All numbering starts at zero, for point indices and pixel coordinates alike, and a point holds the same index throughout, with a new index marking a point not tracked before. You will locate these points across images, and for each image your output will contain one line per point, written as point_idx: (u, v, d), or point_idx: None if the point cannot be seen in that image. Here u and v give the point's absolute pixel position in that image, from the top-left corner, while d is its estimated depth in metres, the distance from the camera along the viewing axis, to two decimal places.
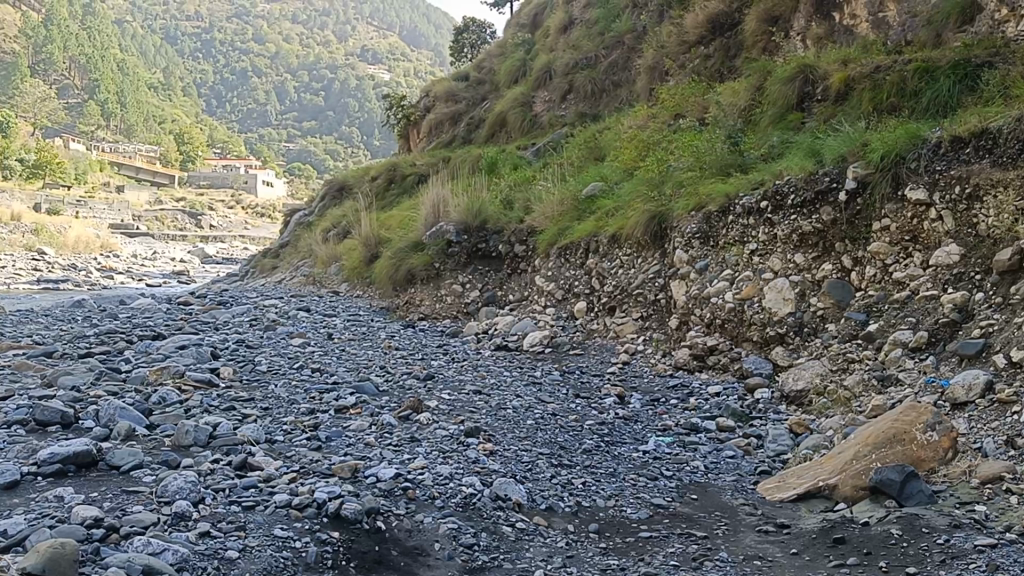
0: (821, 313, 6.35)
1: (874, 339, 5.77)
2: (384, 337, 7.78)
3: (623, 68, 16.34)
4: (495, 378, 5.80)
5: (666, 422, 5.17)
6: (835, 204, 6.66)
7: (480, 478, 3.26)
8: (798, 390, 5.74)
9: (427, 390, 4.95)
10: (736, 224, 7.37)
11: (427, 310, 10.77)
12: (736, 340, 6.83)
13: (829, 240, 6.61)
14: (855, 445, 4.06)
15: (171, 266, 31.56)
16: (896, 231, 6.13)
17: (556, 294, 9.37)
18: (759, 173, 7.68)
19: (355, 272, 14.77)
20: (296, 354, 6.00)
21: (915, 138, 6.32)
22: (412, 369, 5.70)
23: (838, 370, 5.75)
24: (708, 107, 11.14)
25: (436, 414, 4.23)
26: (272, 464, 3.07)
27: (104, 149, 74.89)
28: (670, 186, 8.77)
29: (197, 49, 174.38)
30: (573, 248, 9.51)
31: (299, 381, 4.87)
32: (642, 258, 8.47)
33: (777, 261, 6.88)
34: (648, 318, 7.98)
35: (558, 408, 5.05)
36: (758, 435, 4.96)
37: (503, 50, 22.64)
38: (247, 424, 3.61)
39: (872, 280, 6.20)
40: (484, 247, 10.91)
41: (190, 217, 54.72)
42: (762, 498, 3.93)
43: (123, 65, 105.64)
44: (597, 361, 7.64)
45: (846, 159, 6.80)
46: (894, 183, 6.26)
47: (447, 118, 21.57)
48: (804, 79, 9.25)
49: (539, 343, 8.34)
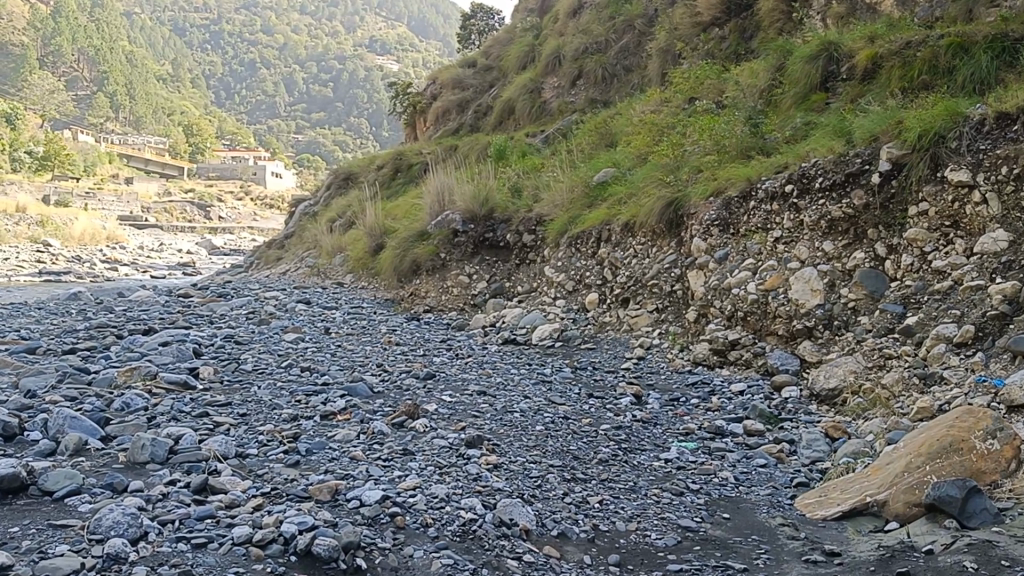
0: (852, 305, 5.89)
1: (913, 334, 5.31)
2: (387, 331, 7.35)
3: (634, 53, 15.87)
4: (502, 376, 5.36)
5: (688, 425, 4.74)
6: (868, 186, 6.21)
7: (481, 499, 2.81)
8: (831, 389, 5.30)
9: (427, 391, 4.51)
10: (759, 211, 6.93)
11: (433, 302, 10.34)
12: (760, 334, 6.39)
13: (861, 227, 6.15)
14: (906, 454, 3.62)
15: (178, 258, 31.08)
16: (936, 216, 5.68)
17: (566, 285, 8.93)
18: (783, 156, 7.22)
19: (360, 263, 14.34)
20: (287, 350, 5.56)
21: (955, 115, 5.86)
22: (412, 367, 5.26)
23: (874, 367, 5.30)
24: (724, 89, 10.66)
25: (434, 420, 3.78)
26: (238, 486, 2.65)
27: (114, 142, 74.52)
28: (687, 171, 8.32)
29: (206, 40, 173.73)
30: (584, 237, 9.06)
31: (284, 382, 4.42)
32: (657, 247, 8.01)
33: (803, 249, 6.42)
34: (664, 311, 7.54)
35: (571, 411, 4.61)
36: (789, 439, 4.52)
37: (510, 36, 22.16)
38: (217, 435, 3.18)
39: (909, 269, 5.72)
40: (492, 236, 10.46)
41: (199, 208, 54.32)
42: (802, 515, 3.50)
43: (132, 56, 105.28)
44: (611, 356, 7.20)
45: (879, 139, 6.34)
46: (934, 164, 5.80)
47: (455, 105, 21.10)
48: (828, 57, 8.77)
49: (548, 337, 7.91)
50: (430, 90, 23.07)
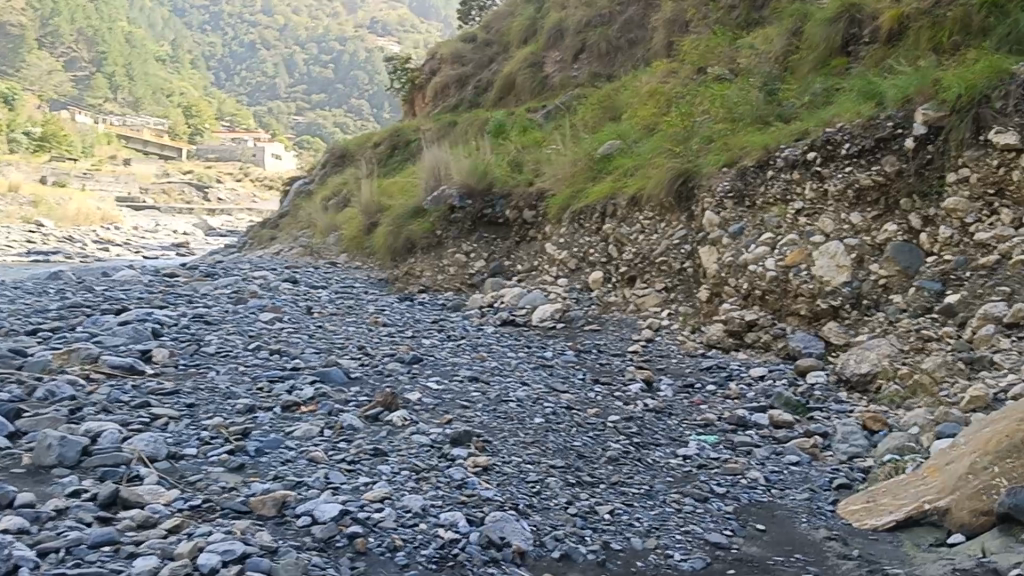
0: (883, 282, 5.35)
1: (955, 314, 4.78)
2: (375, 310, 6.82)
3: (639, 25, 15.26)
4: (497, 361, 4.82)
5: (706, 415, 4.21)
6: (900, 153, 5.67)
7: (466, 513, 2.28)
8: (863, 374, 4.77)
9: (411, 379, 3.98)
10: (778, 181, 6.39)
11: (428, 282, 9.80)
12: (780, 314, 5.86)
13: (892, 197, 5.60)
14: (970, 453, 3.06)
15: (172, 239, 30.45)
16: (978, 183, 5.15)
17: (568, 264, 8.39)
18: (803, 122, 6.66)
19: (355, 242, 13.78)
20: (259, 332, 5.02)
21: (1001, 73, 5.32)
22: (396, 350, 4.72)
23: (911, 350, 4.77)
24: (735, 57, 10.08)
25: (415, 412, 3.24)
26: (159, 498, 2.18)
27: (112, 123, 73.77)
28: (698, 141, 7.76)
29: (206, 20, 172.35)
30: (588, 212, 8.52)
31: (248, 367, 3.89)
32: (666, 222, 7.47)
33: (828, 221, 5.87)
34: (674, 290, 7.01)
35: (574, 399, 4.07)
36: (821, 432, 3.98)
37: (510, 10, 21.50)
38: (148, 431, 2.65)
39: (947, 242, 5.17)
40: (490, 212, 9.91)
41: (197, 190, 53.64)
42: (848, 526, 2.97)
43: (130, 37, 104.37)
44: (617, 338, 6.67)
45: (912, 100, 5.78)
46: (976, 126, 5.26)
47: (454, 81, 20.48)
48: (849, 20, 8.18)
49: (549, 319, 7.36)
50: (429, 66, 22.43)
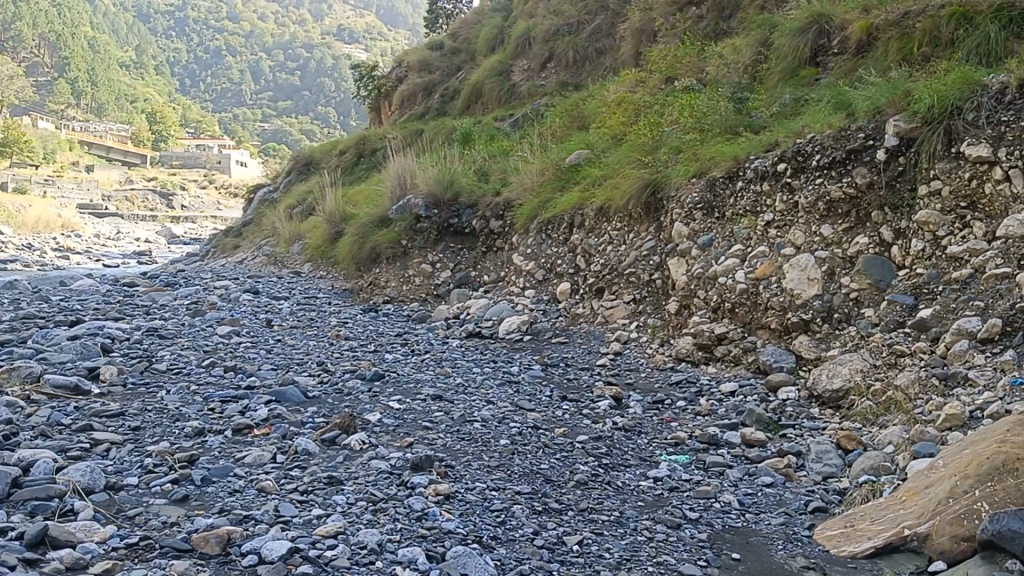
0: (854, 295, 5.27)
1: (927, 328, 4.70)
2: (338, 323, 6.66)
3: (607, 35, 15.19)
4: (462, 377, 4.68)
5: (676, 433, 4.09)
6: (871, 164, 5.57)
7: (425, 548, 2.14)
8: (835, 390, 4.68)
9: (371, 397, 3.83)
10: (748, 192, 6.31)
11: (393, 293, 9.64)
12: (750, 327, 5.77)
13: (863, 209, 5.53)
14: (949, 476, 2.94)
15: (134, 247, 30.04)
16: (950, 196, 5.06)
17: (536, 275, 8.27)
18: (773, 133, 6.57)
19: (319, 251, 13.59)
20: (215, 347, 4.85)
21: (972, 84, 5.25)
22: (357, 367, 4.57)
23: (883, 365, 4.69)
24: (703, 66, 10.01)
25: (374, 434, 3.09)
26: (93, 536, 2.05)
27: (74, 128, 72.84)
28: (666, 151, 7.67)
29: (171, 26, 171.03)
30: (555, 223, 8.40)
31: (200, 385, 3.73)
32: (634, 233, 7.37)
33: (799, 233, 5.79)
34: (643, 302, 6.91)
35: (541, 418, 3.94)
36: (794, 451, 3.88)
37: (478, 18, 21.39)
38: (86, 460, 2.51)
39: (919, 256, 5.10)
40: (457, 222, 9.77)
41: (162, 197, 53.07)
42: (825, 552, 2.85)
43: (94, 42, 103.25)
44: (584, 351, 6.56)
45: (883, 111, 5.70)
46: (948, 138, 5.17)
47: (420, 89, 20.33)
48: (818, 30, 8.12)
49: (516, 331, 7.24)
50: (396, 74, 22.27)
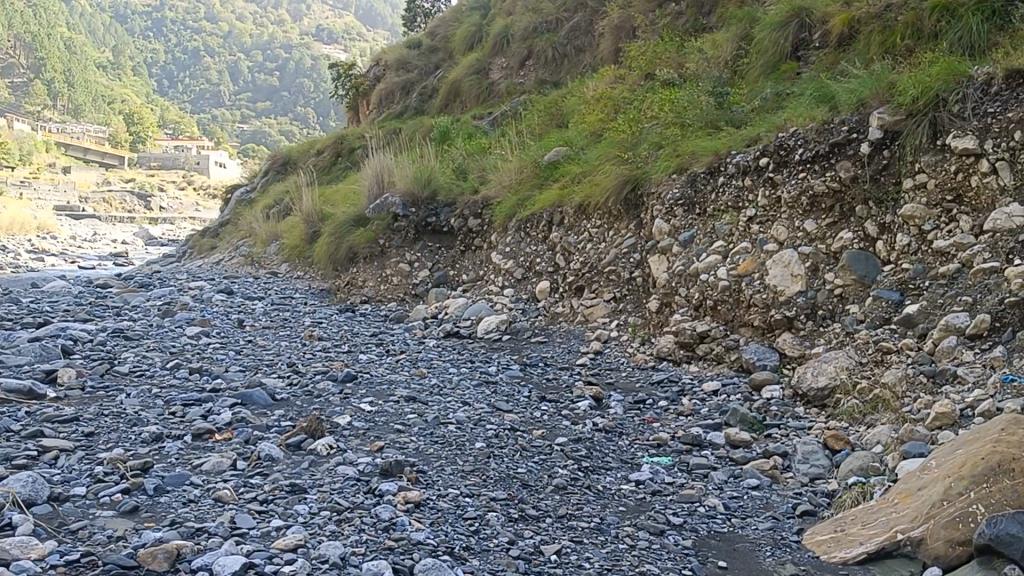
0: (838, 291, 5.16)
1: (914, 325, 4.58)
2: (312, 323, 6.50)
3: (586, 32, 15.07)
4: (438, 378, 4.53)
5: (659, 434, 3.96)
6: (855, 158, 5.47)
7: (391, 561, 2.00)
8: (820, 388, 4.56)
9: (342, 399, 3.68)
10: (729, 187, 6.20)
11: (371, 293, 9.49)
12: (732, 325, 5.65)
13: (847, 203, 5.42)
14: (943, 477, 2.81)
15: (111, 248, 29.72)
16: (936, 189, 4.96)
17: (515, 273, 8.13)
18: (754, 127, 6.46)
19: (297, 252, 13.41)
20: (182, 348, 4.68)
21: (957, 75, 5.14)
22: (329, 368, 4.42)
23: (869, 363, 4.58)
24: (683, 62, 9.90)
25: (342, 439, 2.94)
26: (30, 552, 1.89)
27: (50, 129, 72.15)
28: (646, 147, 7.55)
29: (148, 27, 169.83)
30: (534, 220, 8.27)
31: (163, 387, 3.57)
32: (614, 230, 7.25)
33: (782, 229, 5.68)
34: (623, 300, 6.79)
35: (518, 420, 3.80)
36: (781, 451, 3.75)
37: (456, 16, 21.23)
38: (31, 469, 2.36)
39: (905, 251, 5.00)
40: (435, 221, 9.62)
41: (139, 198, 52.63)
42: (815, 558, 2.73)
43: (70, 43, 102.40)
44: (564, 351, 6.43)
45: (867, 104, 5.59)
46: (932, 130, 5.07)
47: (398, 88, 20.16)
48: (799, 23, 8.02)
49: (494, 330, 7.10)
50: (374, 73, 22.08)
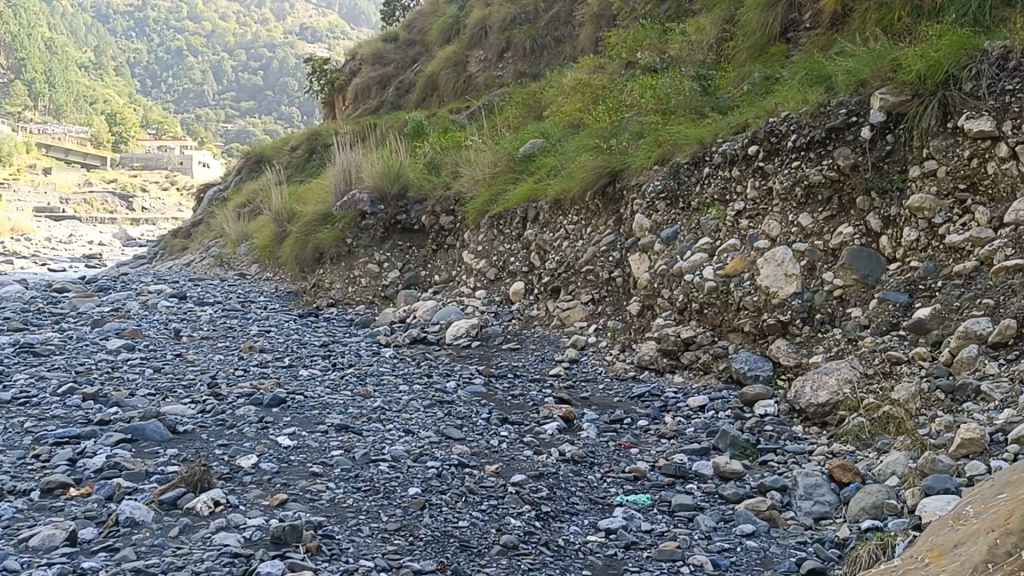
0: (838, 293, 4.60)
1: (927, 331, 4.03)
2: (258, 331, 5.90)
3: (565, 22, 14.48)
4: (385, 397, 3.96)
5: (636, 464, 3.41)
6: (855, 144, 4.91)
7: None
8: (820, 404, 4.01)
9: (258, 430, 3.09)
10: (715, 179, 5.65)
11: (338, 296, 8.89)
12: (720, 330, 5.10)
13: (847, 195, 4.86)
14: (986, 532, 2.23)
15: (85, 250, 28.98)
16: (947, 177, 4.40)
17: (487, 274, 7.57)
18: (743, 113, 5.91)
19: (267, 252, 12.79)
20: (91, 366, 4.10)
21: (969, 50, 4.59)
22: (259, 388, 3.84)
23: (876, 376, 4.02)
24: (664, 47, 9.33)
25: (237, 491, 2.40)
26: None
27: (31, 130, 70.94)
28: (626, 137, 6.99)
29: (130, 26, 168.51)
30: (508, 216, 7.69)
31: (40, 420, 3.03)
32: (592, 227, 6.68)
33: (774, 223, 5.12)
34: (602, 303, 6.23)
35: (468, 451, 3.21)
36: (777, 484, 3.20)
37: (433, 9, 20.61)
38: None
39: (913, 247, 4.43)
40: (405, 218, 9.00)
41: (121, 199, 51.74)
42: None
43: (50, 41, 101.09)
44: (538, 358, 5.86)
45: (867, 84, 5.04)
46: (942, 112, 4.52)
47: (375, 82, 19.53)
48: (788, 3, 7.45)
49: (464, 336, 6.52)
50: (349, 67, 21.44)
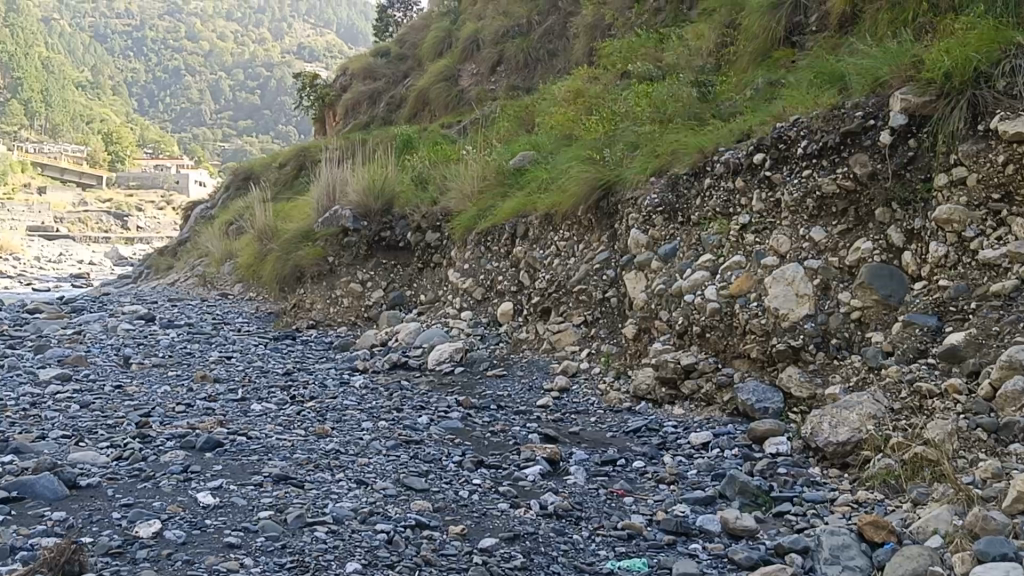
0: (856, 315, 4.11)
1: (962, 359, 3.52)
2: (217, 359, 5.39)
3: (559, 35, 14.03)
4: (344, 438, 3.46)
5: (630, 518, 2.91)
6: (873, 150, 4.43)
7: None
8: (839, 443, 3.52)
9: (178, 483, 2.60)
10: (718, 190, 5.18)
11: (319, 317, 8.39)
12: (725, 356, 4.60)
13: (864, 206, 4.38)
14: None
15: (74, 270, 28.47)
16: (979, 185, 3.91)
17: (473, 293, 7.07)
18: (747, 119, 5.44)
19: (250, 271, 12.27)
20: (8, 403, 3.59)
21: (1001, 44, 4.11)
22: (199, 429, 3.34)
23: (906, 412, 3.52)
24: (661, 55, 8.85)
25: None
26: None
27: (26, 148, 70.39)
28: (621, 147, 6.52)
29: (127, 45, 168.62)
30: (496, 232, 7.21)
31: None
32: (585, 243, 6.19)
33: (783, 238, 4.64)
34: (596, 325, 5.73)
35: (430, 507, 2.70)
36: (795, 543, 2.71)
37: (425, 23, 20.19)
38: None
39: (941, 264, 3.94)
40: (389, 235, 8.49)
41: (116, 218, 51.19)
42: None
43: (47, 61, 100.80)
44: (525, 386, 5.35)
45: (885, 84, 4.57)
46: (972, 113, 4.03)
47: (366, 98, 19.10)
48: (793, 6, 6.98)
49: (447, 361, 5.99)
50: (340, 83, 21.00)
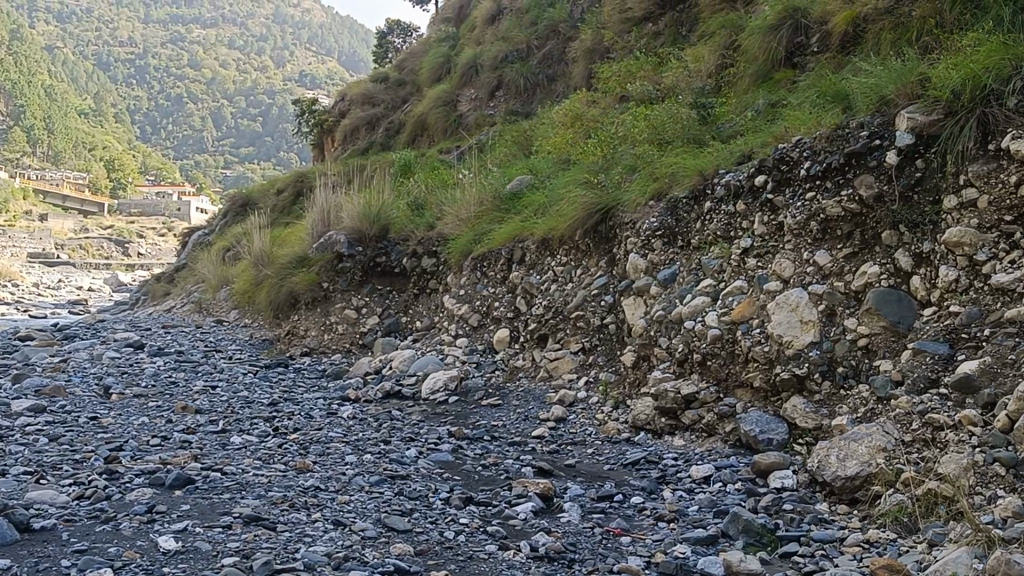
0: (863, 342, 3.93)
1: (976, 389, 3.35)
2: (202, 389, 5.21)
3: (558, 60, 13.95)
4: (326, 473, 3.29)
5: (627, 560, 2.72)
6: (878, 171, 4.28)
7: None
8: (848, 478, 3.34)
9: (140, 525, 2.43)
10: (719, 214, 5.03)
11: (312, 343, 8.21)
12: (727, 385, 4.41)
13: (870, 229, 4.22)
14: None
15: (73, 296, 28.32)
16: (990, 207, 3.75)
17: (469, 320, 6.90)
18: (749, 140, 5.30)
19: (245, 297, 12.10)
20: None
21: (1010, 61, 3.97)
22: (173, 464, 3.16)
23: (918, 444, 3.34)
24: (659, 77, 8.74)
25: None
26: None
27: (28, 175, 70.42)
28: (619, 170, 6.38)
29: (130, 73, 169.38)
30: (492, 258, 7.07)
31: None
32: (583, 268, 6.03)
33: (786, 262, 4.48)
34: (594, 353, 5.55)
35: (411, 549, 2.52)
36: None
37: (424, 48, 20.15)
38: None
39: (952, 288, 3.77)
40: (384, 260, 8.34)
41: (116, 245, 51.10)
42: None
43: (50, 88, 101.18)
44: (521, 416, 5.17)
45: (891, 103, 4.43)
46: (982, 132, 3.89)
47: (365, 124, 19.02)
48: (794, 26, 6.85)
49: (441, 390, 5.81)
50: (339, 108, 20.93)
